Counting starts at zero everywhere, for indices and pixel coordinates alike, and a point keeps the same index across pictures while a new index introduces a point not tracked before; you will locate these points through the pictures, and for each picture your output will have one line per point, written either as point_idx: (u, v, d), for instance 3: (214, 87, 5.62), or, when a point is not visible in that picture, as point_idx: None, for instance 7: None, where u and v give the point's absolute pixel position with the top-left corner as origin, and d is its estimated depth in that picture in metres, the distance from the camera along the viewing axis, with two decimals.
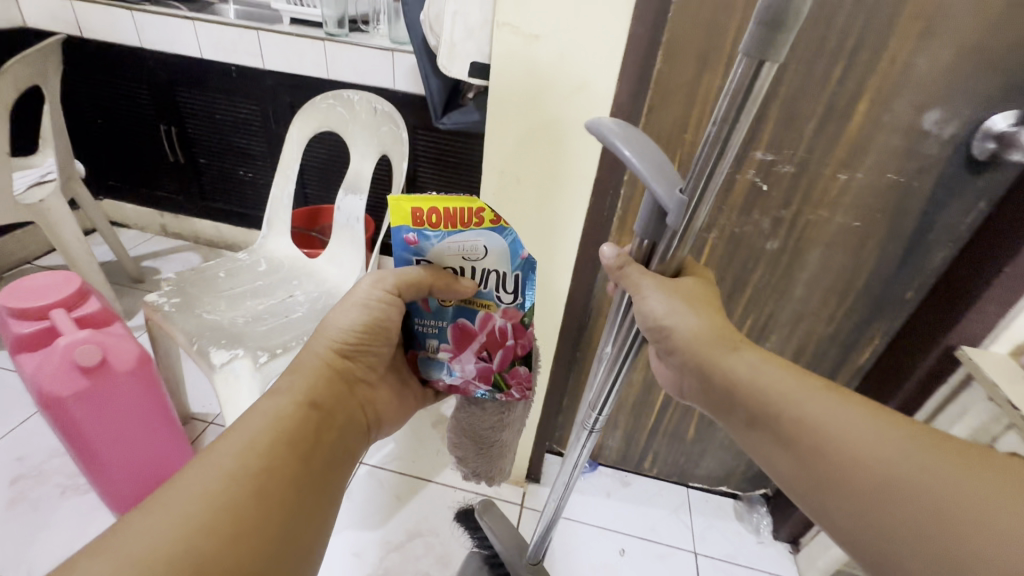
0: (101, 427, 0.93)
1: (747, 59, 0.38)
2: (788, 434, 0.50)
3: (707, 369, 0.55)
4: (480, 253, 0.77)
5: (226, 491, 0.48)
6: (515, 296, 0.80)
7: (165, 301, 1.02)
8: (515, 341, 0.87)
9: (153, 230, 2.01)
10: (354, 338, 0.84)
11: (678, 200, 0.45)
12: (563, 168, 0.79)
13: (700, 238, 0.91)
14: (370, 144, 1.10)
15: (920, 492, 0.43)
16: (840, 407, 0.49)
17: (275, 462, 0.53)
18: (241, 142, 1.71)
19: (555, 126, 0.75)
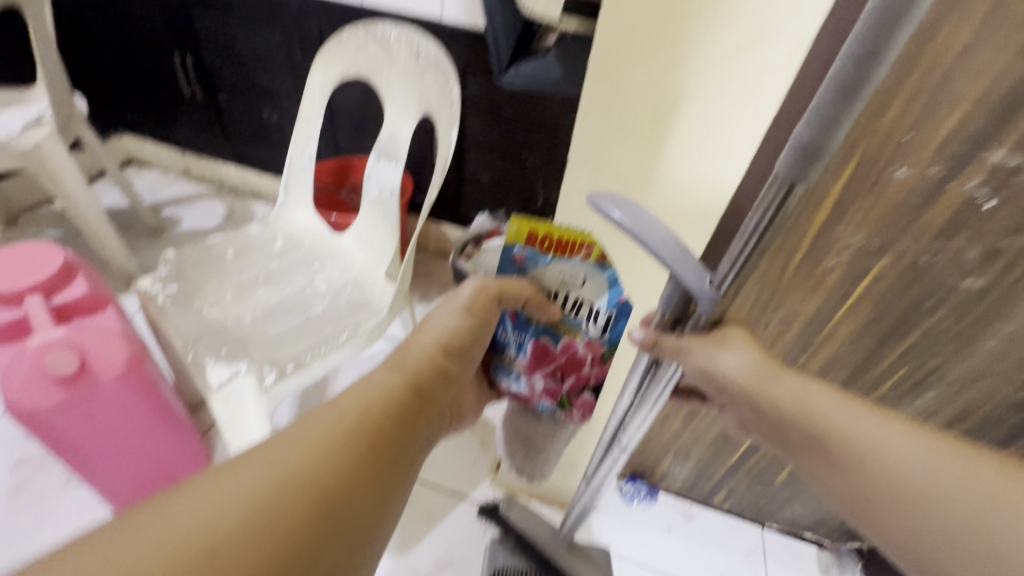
0: (89, 438, 0.79)
1: (780, 176, 0.35)
2: (845, 461, 0.43)
3: (757, 401, 0.46)
4: (577, 286, 0.61)
5: (331, 447, 0.45)
6: (601, 332, 0.62)
7: (160, 289, 0.84)
8: (589, 371, 0.67)
9: (175, 172, 1.83)
10: (449, 343, 0.65)
11: (713, 293, 0.42)
12: (684, 169, 0.53)
13: (860, 262, 0.65)
14: (411, 98, 0.85)
15: (957, 501, 0.40)
16: (880, 424, 0.44)
17: (374, 427, 0.50)
18: (264, 78, 1.47)
19: (686, 107, 0.49)
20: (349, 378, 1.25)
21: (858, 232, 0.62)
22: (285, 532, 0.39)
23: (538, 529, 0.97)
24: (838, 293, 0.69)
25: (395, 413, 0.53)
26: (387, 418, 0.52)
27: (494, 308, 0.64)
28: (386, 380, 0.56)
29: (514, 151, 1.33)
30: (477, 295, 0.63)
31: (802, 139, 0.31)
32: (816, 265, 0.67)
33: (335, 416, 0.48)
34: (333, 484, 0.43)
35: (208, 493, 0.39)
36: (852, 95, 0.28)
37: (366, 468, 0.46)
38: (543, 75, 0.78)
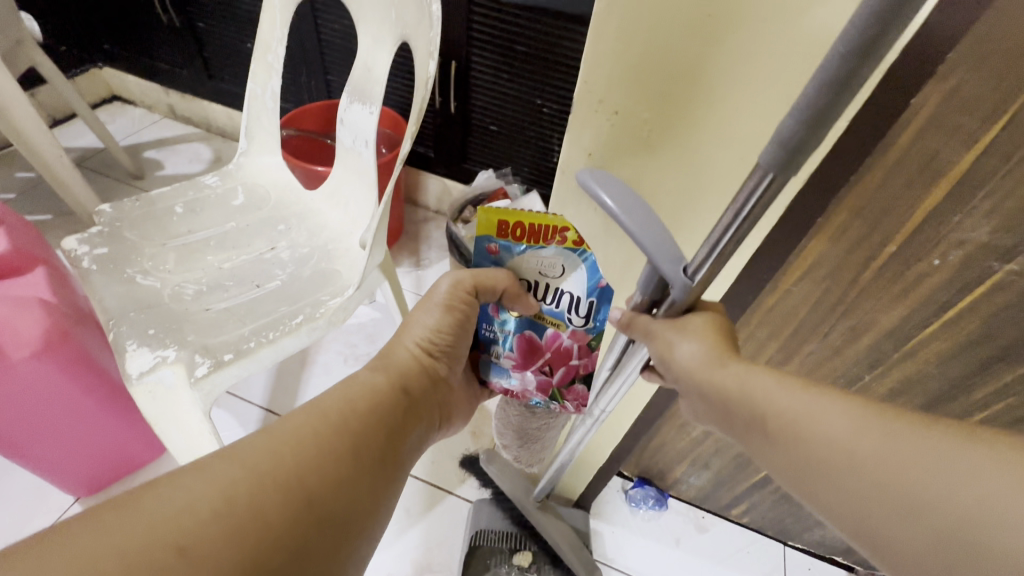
0: (7, 421, 0.69)
1: (759, 170, 0.28)
2: (798, 455, 0.35)
3: (704, 392, 0.38)
4: (558, 278, 0.47)
5: (317, 441, 0.38)
6: (584, 321, 0.49)
7: (87, 252, 0.71)
8: (577, 363, 0.52)
9: (160, 111, 1.68)
10: (431, 344, 0.51)
11: (684, 281, 0.35)
12: (749, 122, 0.35)
13: (978, 264, 0.47)
14: (386, 21, 0.67)
15: (912, 479, 0.32)
16: (826, 402, 0.35)
17: (366, 427, 0.41)
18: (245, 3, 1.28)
19: (767, 19, 0.30)
20: (332, 350, 1.13)
21: (986, 223, 0.44)
22: (262, 534, 0.33)
23: (515, 489, 0.86)
24: (935, 302, 0.51)
25: (387, 415, 0.44)
26: (379, 422, 0.43)
27: (472, 305, 0.50)
28: (368, 380, 0.46)
29: (526, 96, 1.12)
30: (450, 295, 0.49)
31: (788, 133, 0.25)
32: (906, 264, 0.49)
33: (318, 412, 0.40)
34: (318, 481, 0.36)
35: (181, 483, 0.33)
36: (849, 85, 0.23)
37: (355, 466, 0.39)
38: None
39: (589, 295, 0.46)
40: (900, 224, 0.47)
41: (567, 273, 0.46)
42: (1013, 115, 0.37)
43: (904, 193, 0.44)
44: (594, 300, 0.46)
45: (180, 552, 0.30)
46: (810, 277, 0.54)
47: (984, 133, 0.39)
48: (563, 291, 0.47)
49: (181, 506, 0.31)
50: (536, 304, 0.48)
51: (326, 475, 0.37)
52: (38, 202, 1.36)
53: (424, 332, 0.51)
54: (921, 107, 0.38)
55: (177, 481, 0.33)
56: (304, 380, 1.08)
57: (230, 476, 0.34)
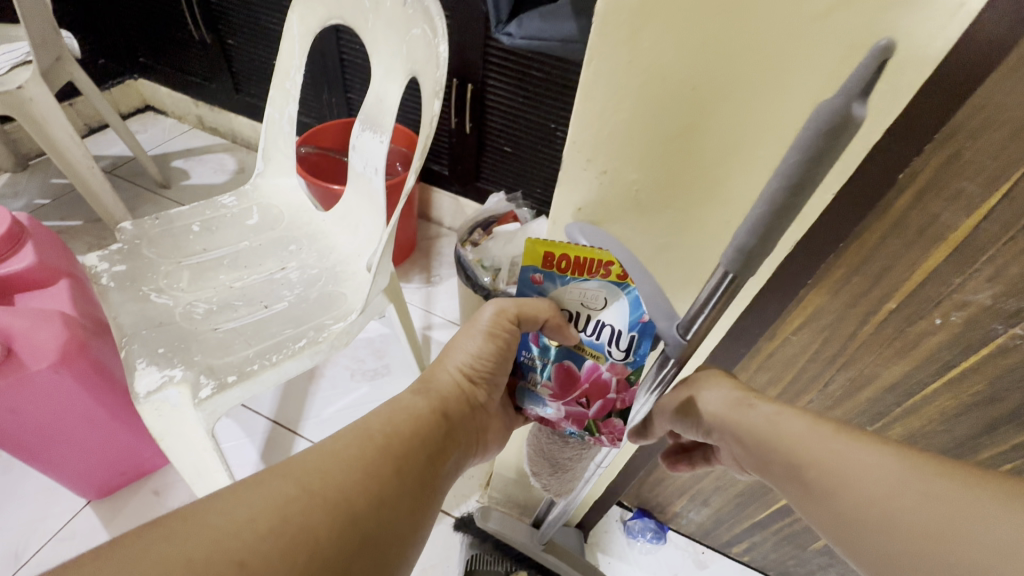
0: (25, 429, 0.72)
1: (722, 270, 0.32)
2: (830, 499, 0.35)
3: (739, 436, 0.40)
4: (600, 308, 0.41)
5: (364, 463, 0.38)
6: (623, 355, 0.41)
7: (107, 269, 0.74)
8: (615, 397, 0.44)
9: (190, 121, 1.75)
10: (471, 370, 0.48)
11: (677, 339, 0.38)
12: (741, 175, 0.34)
13: (982, 326, 0.45)
14: (398, 55, 0.68)
15: (952, 531, 0.30)
16: (861, 447, 0.35)
17: (411, 449, 0.41)
18: (273, 23, 1.33)
19: (751, 89, 0.30)
20: (340, 365, 1.15)
21: (989, 286, 0.42)
22: (316, 553, 0.33)
23: (516, 534, 0.84)
24: (937, 361, 0.50)
25: (426, 439, 0.43)
26: (422, 445, 0.42)
27: (514, 333, 0.46)
28: (410, 403, 0.45)
29: (540, 119, 1.13)
30: (494, 323, 0.46)
31: (759, 220, 0.27)
32: (905, 323, 0.48)
33: (364, 433, 0.40)
34: (364, 500, 0.36)
35: (243, 499, 0.33)
36: (819, 162, 0.24)
37: (397, 486, 0.39)
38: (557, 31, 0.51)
39: (632, 329, 0.40)
40: (900, 282, 0.45)
41: (611, 302, 0.40)
42: (1012, 187, 0.37)
43: (905, 254, 0.43)
44: (639, 334, 0.40)
45: (241, 566, 0.30)
46: (809, 327, 0.53)
47: (985, 200, 0.38)
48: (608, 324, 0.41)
49: (241, 520, 0.32)
50: (577, 335, 0.42)
51: (371, 490, 0.37)
52: (72, 208, 1.42)
53: (467, 358, 0.48)
54: (919, 174, 0.37)
55: (227, 503, 0.33)
56: (311, 393, 1.10)
57: (288, 493, 0.34)
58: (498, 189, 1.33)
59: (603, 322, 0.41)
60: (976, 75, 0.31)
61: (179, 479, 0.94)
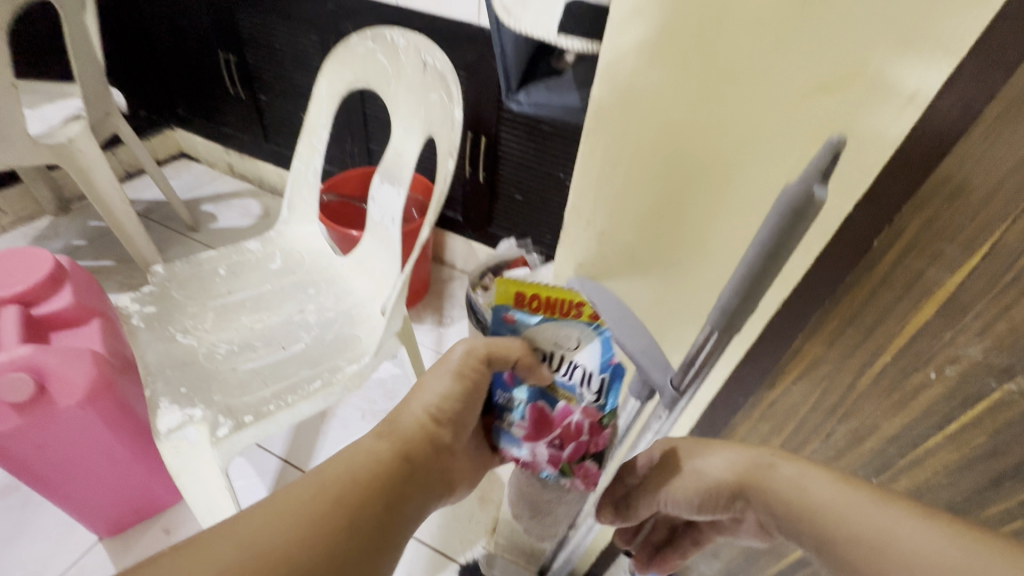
0: (50, 463, 0.75)
1: (716, 330, 0.38)
2: (849, 553, 0.41)
3: (764, 495, 0.46)
4: (571, 349, 0.51)
5: (314, 517, 0.40)
6: (594, 397, 0.50)
7: (138, 309, 0.79)
8: (587, 438, 0.52)
9: (221, 168, 1.86)
10: (439, 412, 0.52)
11: (674, 391, 0.45)
12: (724, 240, 0.36)
13: (977, 381, 0.45)
14: (416, 116, 0.73)
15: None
16: (880, 508, 0.41)
17: (366, 498, 0.43)
18: (303, 81, 1.43)
19: (728, 167, 0.33)
20: (350, 407, 1.17)
21: (978, 342, 0.42)
22: None
23: None
24: (936, 414, 0.50)
25: (381, 487, 0.45)
26: (378, 492, 0.44)
27: (484, 373, 0.53)
28: (371, 448, 0.47)
29: (550, 169, 1.19)
30: (463, 361, 0.52)
31: None
32: (901, 377, 0.49)
33: (319, 485, 0.42)
34: (313, 555, 0.39)
35: (200, 555, 0.37)
36: None
37: (348, 540, 0.41)
38: (560, 100, 0.54)
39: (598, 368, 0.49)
40: (890, 337, 0.46)
41: (578, 345, 0.50)
42: (980, 260, 0.37)
43: (892, 310, 0.45)
44: (605, 375, 0.49)
45: None
46: (807, 377, 0.54)
47: (967, 261, 0.38)
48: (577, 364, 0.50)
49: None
50: (550, 374, 0.51)
51: (321, 546, 0.39)
52: (106, 249, 1.50)
53: (432, 400, 0.52)
54: (896, 234, 0.39)
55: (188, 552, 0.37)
56: (322, 433, 1.12)
57: (227, 559, 0.36)
58: (510, 235, 1.38)
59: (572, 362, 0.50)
60: (939, 150, 0.32)
61: (191, 517, 0.96)
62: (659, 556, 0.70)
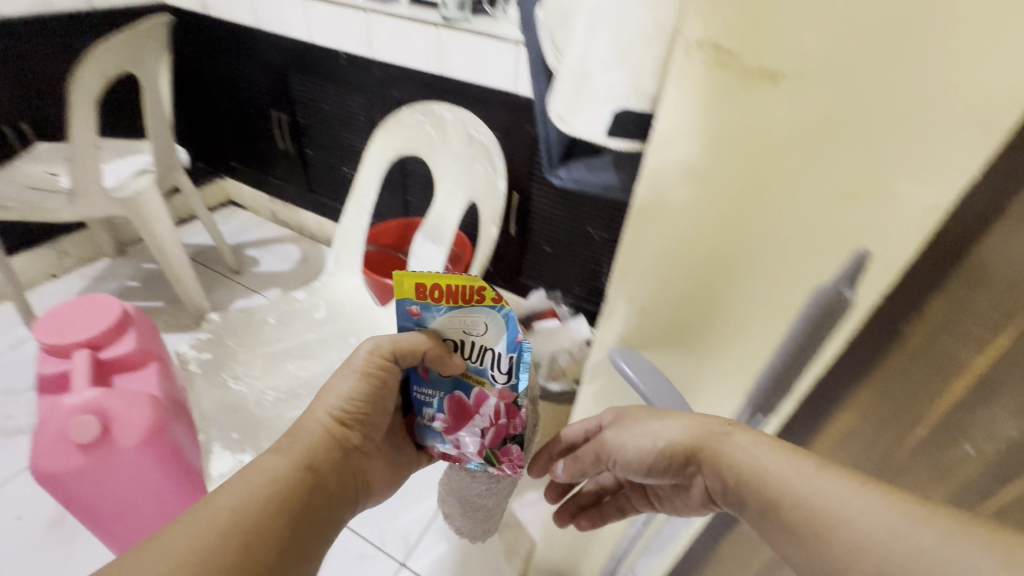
0: (104, 502, 0.79)
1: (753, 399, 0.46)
2: (804, 530, 0.39)
3: (719, 468, 0.44)
4: (475, 331, 0.55)
5: (197, 555, 0.40)
6: (506, 379, 0.55)
7: (195, 356, 0.84)
8: (505, 423, 0.57)
9: (265, 215, 1.97)
10: (344, 412, 0.57)
11: None
12: (758, 319, 0.39)
13: (1013, 460, 0.45)
14: (460, 183, 0.79)
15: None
16: (843, 489, 0.38)
17: (265, 524, 0.44)
18: (347, 138, 1.54)
19: (761, 259, 0.36)
20: None
21: (1012, 422, 0.43)
22: None
23: None
24: (974, 491, 0.50)
25: (289, 504, 0.47)
26: (280, 512, 0.46)
27: (395, 369, 0.59)
28: (272, 465, 0.49)
29: (580, 224, 1.25)
30: (368, 360, 0.58)
31: None
32: (937, 453, 0.50)
33: (216, 513, 0.43)
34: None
35: None
36: None
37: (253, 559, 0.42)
38: (599, 181, 0.57)
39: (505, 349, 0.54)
40: (924, 415, 0.47)
41: (481, 325, 0.53)
42: (1001, 354, 0.39)
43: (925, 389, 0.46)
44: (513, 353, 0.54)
45: None
46: (840, 446, 0.55)
47: (997, 345, 0.38)
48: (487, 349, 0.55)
49: None
50: (460, 359, 0.56)
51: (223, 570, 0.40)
52: (157, 290, 1.60)
53: (339, 402, 0.57)
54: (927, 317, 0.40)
55: None
56: None
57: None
58: (539, 285, 1.41)
59: (481, 348, 0.55)
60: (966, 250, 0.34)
61: None
62: (583, 518, 0.66)
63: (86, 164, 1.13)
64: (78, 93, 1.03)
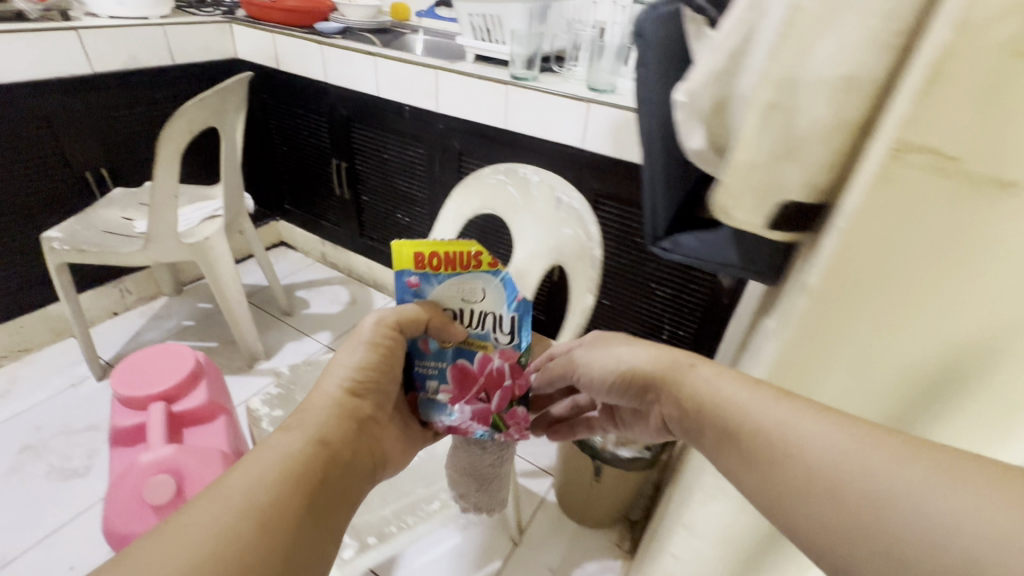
0: None
1: None
2: (756, 456, 0.38)
3: (682, 399, 0.46)
4: (475, 298, 0.58)
5: (215, 533, 0.36)
6: (508, 339, 0.60)
7: (266, 412, 0.83)
8: (510, 383, 0.61)
9: (314, 256, 2.01)
10: (355, 382, 0.53)
11: None
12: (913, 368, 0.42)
13: None
14: (543, 245, 0.78)
15: (882, 492, 0.31)
16: (808, 419, 0.36)
17: (286, 499, 0.40)
18: (404, 186, 1.56)
19: (941, 321, 0.38)
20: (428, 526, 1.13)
21: None
22: None
23: None
24: None
25: (301, 482, 0.42)
26: (299, 486, 0.41)
27: (397, 339, 0.57)
28: (282, 444, 0.44)
29: (642, 279, 1.24)
30: (374, 332, 0.55)
31: None
32: None
33: (220, 500, 0.38)
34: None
35: None
36: None
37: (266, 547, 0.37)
38: (715, 257, 0.54)
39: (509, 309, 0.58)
40: None
41: (483, 289, 0.57)
42: None
43: None
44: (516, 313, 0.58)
45: None
46: None
47: None
48: (486, 311, 0.59)
49: None
50: (463, 327, 0.58)
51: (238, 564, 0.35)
52: (211, 330, 1.61)
53: (348, 372, 0.53)
54: None
55: None
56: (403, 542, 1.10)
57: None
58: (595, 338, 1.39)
59: (481, 312, 0.59)
60: None
61: None
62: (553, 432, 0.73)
63: (164, 212, 1.17)
64: (165, 147, 1.07)
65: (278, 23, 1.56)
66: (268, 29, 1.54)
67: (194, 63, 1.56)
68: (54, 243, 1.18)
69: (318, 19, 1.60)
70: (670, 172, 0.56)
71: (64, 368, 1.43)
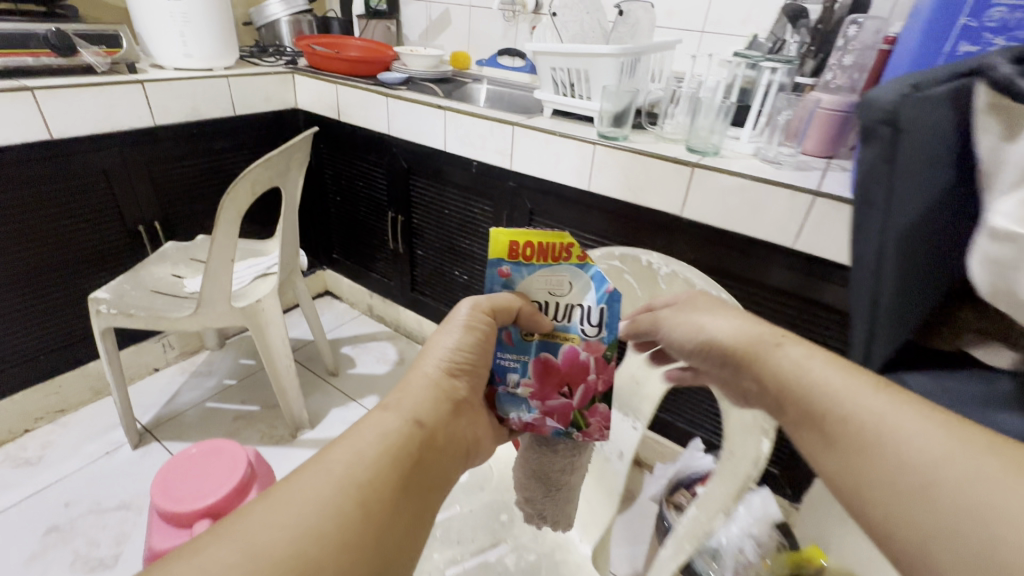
0: None
1: None
2: (839, 438, 0.37)
3: (764, 375, 0.45)
4: (565, 291, 0.53)
5: (321, 503, 0.38)
6: (596, 332, 0.54)
7: None
8: (595, 378, 0.55)
9: (361, 308, 1.92)
10: (453, 363, 0.51)
11: None
12: None
13: None
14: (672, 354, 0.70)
15: (978, 503, 0.30)
16: (917, 420, 0.34)
17: (381, 477, 0.41)
18: (466, 244, 1.46)
19: None
20: None
21: None
22: None
23: None
24: None
25: (395, 462, 0.42)
26: (395, 466, 0.42)
27: (490, 324, 0.52)
28: (380, 420, 0.45)
29: None
30: (471, 316, 0.51)
31: None
32: None
33: (324, 469, 0.40)
34: (321, 550, 0.36)
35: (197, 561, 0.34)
36: None
37: (362, 523, 0.38)
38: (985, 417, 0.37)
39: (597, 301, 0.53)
40: None
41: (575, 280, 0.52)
42: None
43: None
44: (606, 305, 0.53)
45: None
46: None
47: None
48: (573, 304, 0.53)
49: None
50: (549, 317, 0.53)
51: (339, 537, 0.37)
52: (252, 392, 1.51)
53: (445, 353, 0.51)
54: None
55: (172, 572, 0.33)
56: None
57: (231, 559, 0.34)
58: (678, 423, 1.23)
59: (568, 306, 0.53)
60: None
61: None
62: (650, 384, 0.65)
63: (217, 276, 1.08)
64: (227, 210, 0.99)
65: (342, 73, 1.51)
66: (331, 79, 1.48)
67: (254, 113, 1.51)
68: (100, 305, 1.10)
69: (381, 68, 1.54)
70: (911, 280, 0.41)
71: (98, 433, 1.33)
